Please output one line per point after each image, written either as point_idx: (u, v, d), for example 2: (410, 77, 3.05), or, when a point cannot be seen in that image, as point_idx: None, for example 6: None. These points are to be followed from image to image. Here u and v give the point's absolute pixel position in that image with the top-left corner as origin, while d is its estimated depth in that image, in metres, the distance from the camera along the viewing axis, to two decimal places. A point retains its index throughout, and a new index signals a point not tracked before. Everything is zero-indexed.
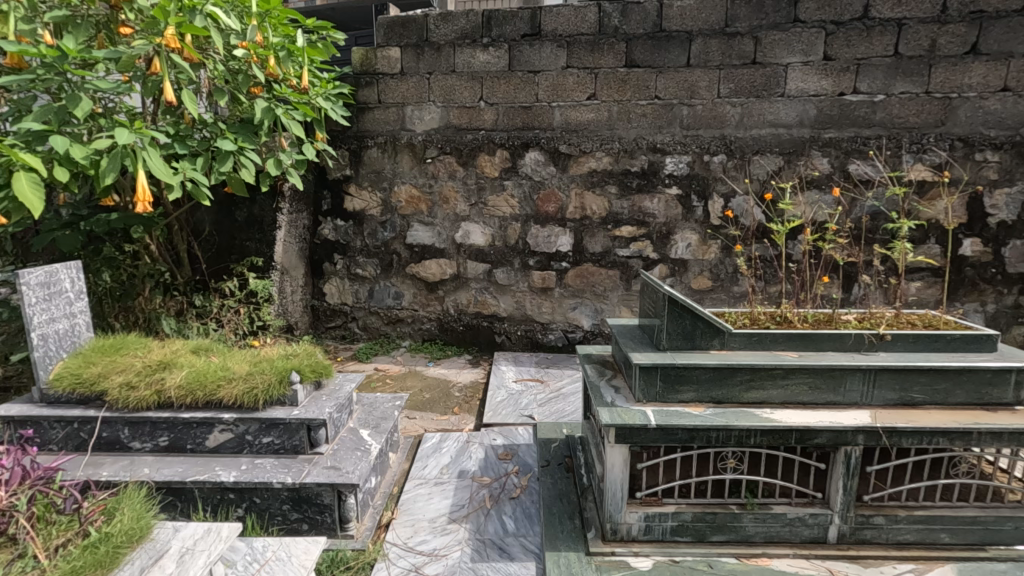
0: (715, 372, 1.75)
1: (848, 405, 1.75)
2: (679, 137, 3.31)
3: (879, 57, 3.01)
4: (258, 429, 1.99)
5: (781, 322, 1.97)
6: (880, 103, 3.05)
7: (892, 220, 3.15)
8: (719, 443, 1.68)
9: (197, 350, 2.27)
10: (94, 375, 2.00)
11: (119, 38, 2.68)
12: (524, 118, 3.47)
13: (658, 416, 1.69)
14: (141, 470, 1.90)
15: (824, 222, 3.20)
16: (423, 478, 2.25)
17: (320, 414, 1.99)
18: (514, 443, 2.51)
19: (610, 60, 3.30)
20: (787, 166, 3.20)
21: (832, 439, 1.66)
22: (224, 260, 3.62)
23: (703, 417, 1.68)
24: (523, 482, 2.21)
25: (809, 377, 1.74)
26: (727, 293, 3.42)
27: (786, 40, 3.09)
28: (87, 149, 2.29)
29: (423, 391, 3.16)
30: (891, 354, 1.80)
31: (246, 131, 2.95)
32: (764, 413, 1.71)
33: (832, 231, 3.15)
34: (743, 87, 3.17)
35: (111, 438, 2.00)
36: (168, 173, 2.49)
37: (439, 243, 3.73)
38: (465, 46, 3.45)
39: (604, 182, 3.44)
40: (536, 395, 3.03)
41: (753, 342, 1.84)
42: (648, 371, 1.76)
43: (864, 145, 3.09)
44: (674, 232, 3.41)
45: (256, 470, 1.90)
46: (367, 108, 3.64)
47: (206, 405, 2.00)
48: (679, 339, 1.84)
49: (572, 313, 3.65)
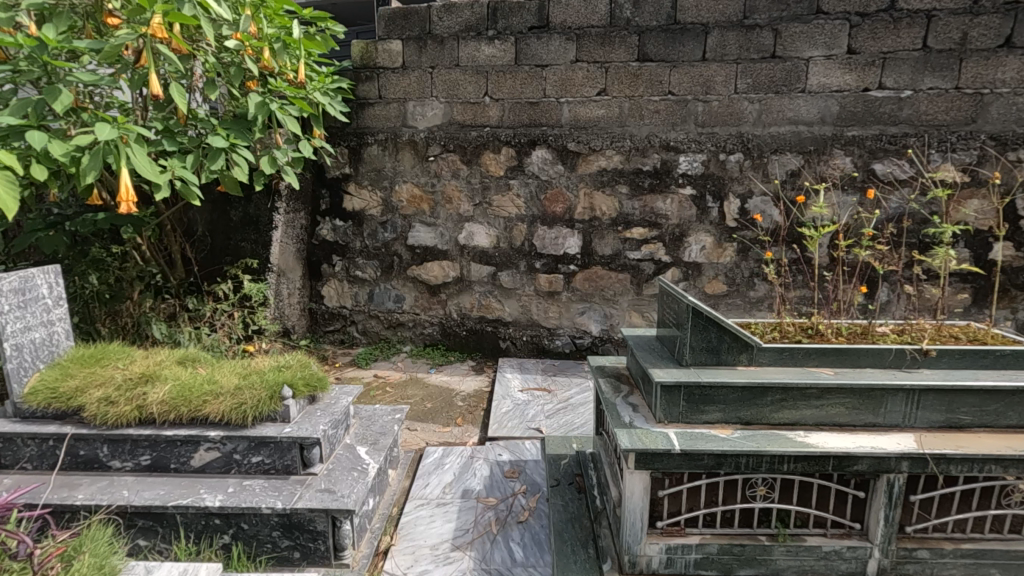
0: (743, 391, 1.61)
1: (888, 428, 1.60)
2: (693, 134, 3.15)
3: (907, 50, 2.85)
4: (246, 448, 1.84)
5: (813, 334, 1.82)
6: (907, 99, 2.89)
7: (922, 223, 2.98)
8: (749, 470, 1.54)
9: (183, 361, 2.13)
10: (71, 390, 1.87)
11: (107, 29, 2.52)
12: (531, 114, 3.32)
13: (682, 440, 1.54)
14: (120, 492, 1.75)
15: (856, 227, 3.03)
16: (424, 499, 2.11)
17: (313, 432, 1.85)
18: (520, 460, 2.37)
19: (621, 54, 3.15)
20: (808, 166, 3.04)
21: (873, 466, 1.51)
22: (218, 261, 3.48)
23: (732, 441, 1.54)
24: (531, 504, 2.06)
25: (846, 397, 1.59)
26: (743, 298, 3.26)
27: (807, 33, 2.93)
28: (67, 145, 2.15)
29: (424, 401, 3.01)
30: (934, 371, 1.65)
31: (240, 127, 2.80)
32: (797, 436, 1.57)
33: (869, 238, 2.97)
34: (761, 82, 3.03)
35: (89, 457, 1.86)
36: (156, 171, 2.32)
37: (442, 245, 3.59)
38: (469, 38, 3.30)
39: (615, 182, 3.29)
40: (544, 405, 2.88)
41: (784, 358, 1.69)
42: (671, 390, 1.62)
43: (889, 143, 2.94)
44: (687, 234, 3.26)
45: (243, 493, 1.76)
46: (367, 104, 3.49)
47: (190, 422, 1.86)
48: (702, 354, 1.69)
49: (579, 318, 3.50)
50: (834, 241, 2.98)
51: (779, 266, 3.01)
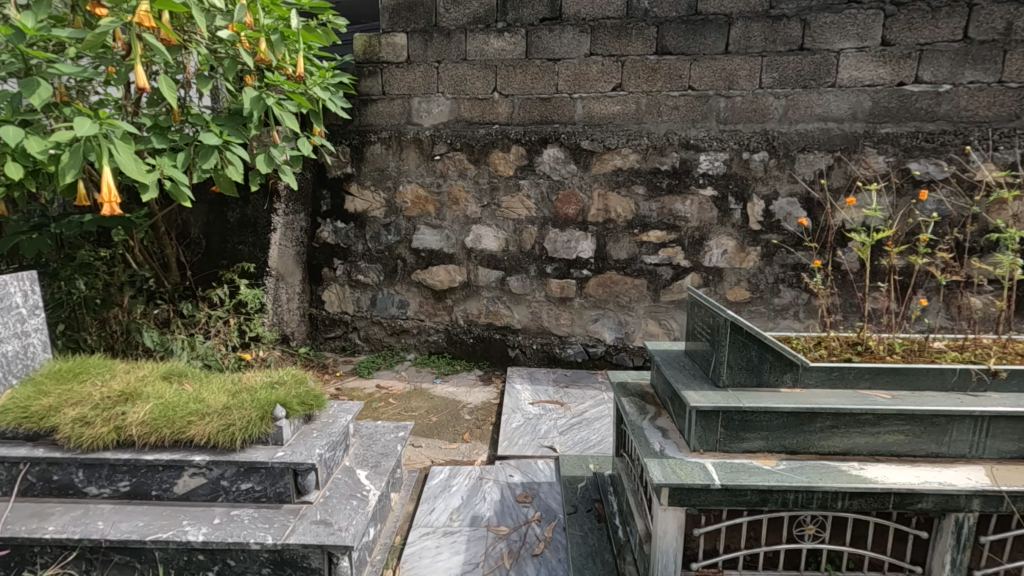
0: (788, 417, 1.43)
1: (953, 459, 1.42)
2: (715, 132, 2.98)
3: (946, 42, 2.67)
4: (234, 474, 1.67)
5: (863, 351, 1.63)
6: (946, 94, 2.71)
7: (988, 229, 2.73)
8: (797, 507, 1.36)
9: (168, 376, 1.96)
10: (44, 409, 1.71)
11: (94, 19, 2.35)
12: (542, 111, 3.15)
13: (722, 473, 1.36)
14: (94, 523, 1.59)
15: (912, 232, 2.81)
16: (430, 527, 1.93)
17: (308, 457, 1.68)
18: (534, 482, 2.19)
19: (639, 47, 2.97)
20: (837, 166, 2.86)
21: (939, 505, 1.33)
22: (213, 265, 3.33)
23: (778, 474, 1.36)
24: (546, 533, 1.88)
25: (906, 424, 1.41)
26: (767, 305, 3.08)
27: (838, 24, 2.75)
28: (45, 141, 2.00)
29: (430, 414, 2.84)
30: (1003, 395, 1.47)
31: (234, 124, 2.60)
32: (851, 468, 1.38)
33: (927, 243, 2.75)
34: (788, 76, 2.84)
35: (63, 482, 1.69)
36: (142, 171, 2.15)
37: (448, 248, 3.42)
38: (478, 31, 3.13)
39: (631, 182, 3.11)
40: (556, 420, 2.71)
41: (833, 379, 1.51)
42: (707, 415, 1.44)
43: (926, 141, 2.75)
44: (707, 237, 3.08)
45: (230, 526, 1.59)
46: (370, 100, 3.33)
47: (173, 445, 1.69)
48: (741, 373, 1.51)
49: (593, 326, 3.33)
50: (882, 245, 2.78)
51: (827, 277, 2.82)
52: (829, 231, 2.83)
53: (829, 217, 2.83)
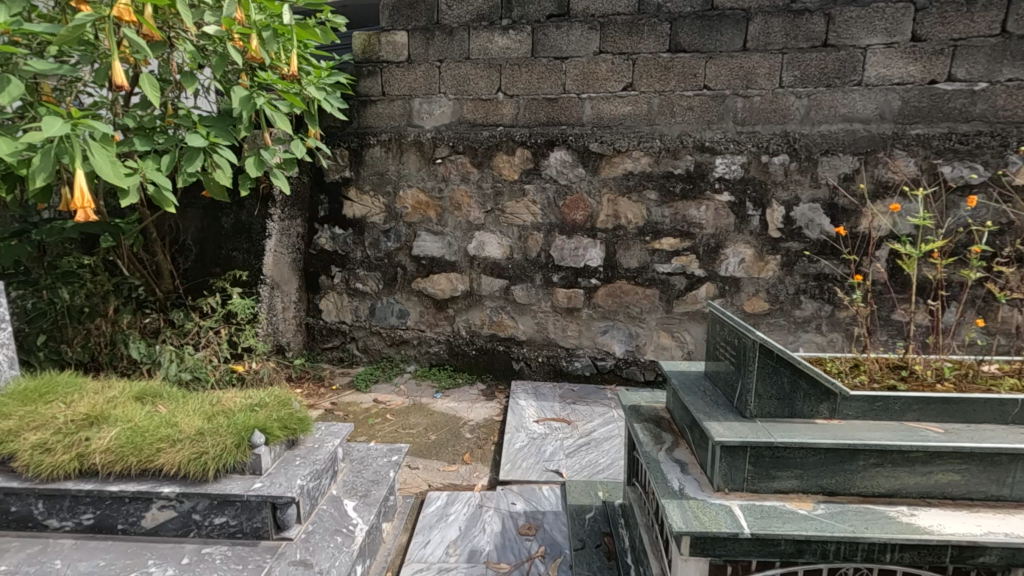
0: (827, 454, 1.25)
1: (1016, 504, 1.24)
2: (732, 133, 2.81)
3: (981, 37, 2.49)
4: (207, 508, 1.52)
5: (909, 377, 1.45)
6: (982, 93, 2.52)
7: None
8: (839, 560, 1.18)
9: (141, 398, 1.81)
10: (3, 433, 1.56)
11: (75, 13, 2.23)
12: (549, 112, 2.99)
13: (752, 519, 1.19)
14: (51, 562, 1.44)
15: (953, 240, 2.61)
16: (424, 563, 1.77)
17: (287, 490, 1.52)
18: (538, 512, 2.02)
19: (651, 44, 2.81)
20: (864, 169, 2.68)
21: (1004, 559, 1.15)
22: (205, 272, 3.18)
23: (817, 521, 1.18)
24: (552, 572, 1.71)
25: (963, 463, 1.23)
26: (787, 318, 2.89)
27: (864, 18, 2.58)
28: (15, 142, 1.86)
29: (428, 432, 2.68)
30: None
31: (223, 125, 2.46)
32: (901, 514, 1.20)
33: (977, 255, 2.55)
34: (810, 75, 2.67)
35: (22, 514, 1.55)
36: (121, 174, 2.01)
37: (450, 255, 3.27)
38: (481, 28, 2.99)
39: (642, 187, 2.95)
40: (563, 440, 2.54)
41: (876, 410, 1.34)
42: (734, 451, 1.26)
43: (960, 143, 2.56)
44: (724, 245, 2.90)
45: (200, 567, 1.43)
46: (369, 101, 3.19)
47: (140, 475, 1.54)
48: (771, 403, 1.35)
49: (601, 338, 3.16)
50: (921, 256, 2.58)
51: (866, 291, 2.62)
52: (871, 241, 2.63)
53: (869, 228, 2.64)
